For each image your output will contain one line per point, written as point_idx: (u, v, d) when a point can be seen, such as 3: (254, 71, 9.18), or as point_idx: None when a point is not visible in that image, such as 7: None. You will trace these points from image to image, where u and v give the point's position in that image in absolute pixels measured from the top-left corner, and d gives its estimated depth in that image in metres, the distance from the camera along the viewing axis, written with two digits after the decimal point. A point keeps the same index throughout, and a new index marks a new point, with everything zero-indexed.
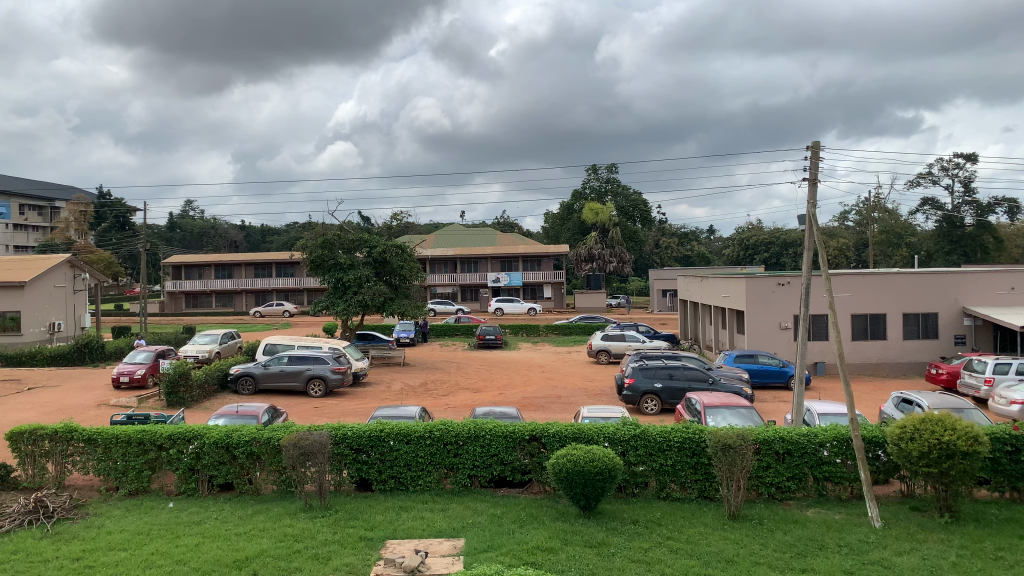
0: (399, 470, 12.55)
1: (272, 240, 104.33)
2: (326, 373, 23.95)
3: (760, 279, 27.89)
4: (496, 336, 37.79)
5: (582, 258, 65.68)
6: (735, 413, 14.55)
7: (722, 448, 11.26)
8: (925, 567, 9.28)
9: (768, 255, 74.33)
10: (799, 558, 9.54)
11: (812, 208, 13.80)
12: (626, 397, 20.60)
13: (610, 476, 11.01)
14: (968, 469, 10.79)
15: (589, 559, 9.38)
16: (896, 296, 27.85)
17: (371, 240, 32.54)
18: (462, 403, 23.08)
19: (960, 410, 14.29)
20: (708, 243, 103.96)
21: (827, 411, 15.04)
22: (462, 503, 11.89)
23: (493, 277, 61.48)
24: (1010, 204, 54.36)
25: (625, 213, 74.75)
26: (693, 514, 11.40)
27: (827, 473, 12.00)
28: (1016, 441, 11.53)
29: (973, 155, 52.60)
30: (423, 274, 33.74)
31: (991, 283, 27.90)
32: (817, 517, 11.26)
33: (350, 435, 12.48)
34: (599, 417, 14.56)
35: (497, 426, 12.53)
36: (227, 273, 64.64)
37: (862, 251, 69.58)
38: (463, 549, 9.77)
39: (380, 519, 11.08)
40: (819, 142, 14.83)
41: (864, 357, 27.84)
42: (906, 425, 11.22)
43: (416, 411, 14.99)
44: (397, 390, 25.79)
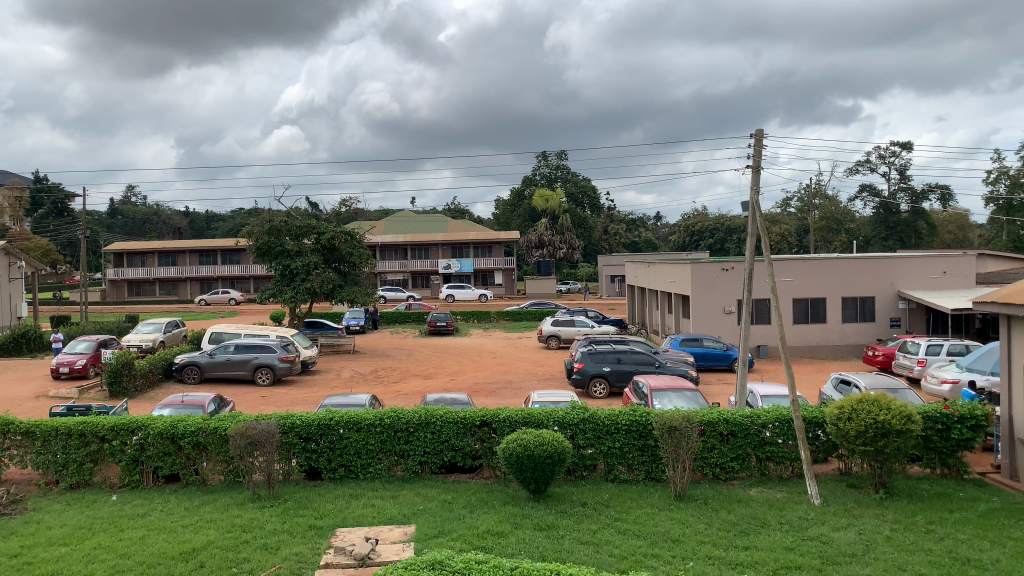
0: (349, 458, 12.50)
1: (218, 227, 102.11)
2: (274, 362, 23.63)
3: (705, 265, 28.35)
4: (448, 323, 37.71)
5: (532, 244, 65.95)
6: (682, 396, 14.81)
7: (668, 430, 11.49)
8: (861, 541, 9.62)
9: (713, 241, 75.61)
10: (743, 536, 9.81)
11: (756, 195, 14.03)
12: (575, 381, 20.82)
13: (559, 459, 11.15)
14: (902, 447, 11.18)
15: (538, 542, 9.50)
16: (836, 280, 28.59)
17: (319, 226, 31.98)
18: (413, 390, 23.03)
19: (895, 389, 14.78)
20: (655, 230, 105.48)
21: (769, 393, 15.39)
22: (413, 489, 11.92)
23: (444, 264, 61.29)
24: (943, 191, 56.08)
25: (575, 199, 75.45)
26: (639, 495, 11.62)
27: (770, 453, 12.32)
28: (946, 419, 12.02)
29: (908, 142, 54.00)
30: (373, 261, 33.41)
31: (925, 268, 28.88)
32: (759, 496, 11.57)
33: (298, 423, 12.38)
34: (548, 401, 14.68)
35: (448, 412, 12.58)
36: (171, 261, 63.12)
37: (803, 236, 70.98)
38: (414, 535, 9.80)
39: (330, 507, 11.04)
40: (763, 130, 15.05)
41: (805, 340, 28.54)
42: (844, 406, 11.58)
43: (367, 399, 14.94)
44: (347, 378, 25.58)
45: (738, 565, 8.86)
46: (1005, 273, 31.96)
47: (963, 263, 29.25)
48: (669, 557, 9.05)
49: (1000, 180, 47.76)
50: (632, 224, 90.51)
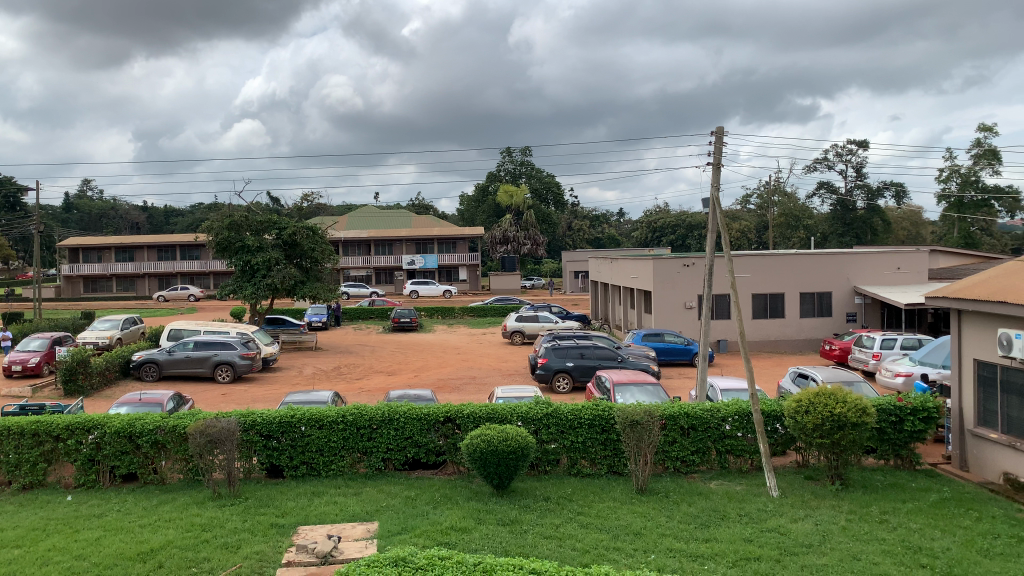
0: (311, 455, 12.39)
1: (177, 222, 100.32)
2: (234, 359, 23.33)
3: (667, 261, 28.62)
4: (412, 319, 37.55)
5: (497, 240, 65.96)
6: (644, 390, 14.95)
7: (630, 424, 11.59)
8: (818, 532, 9.81)
9: (675, 237, 76.34)
10: (703, 529, 9.94)
11: (716, 192, 14.18)
12: (539, 376, 20.88)
13: (523, 455, 11.19)
14: (858, 440, 11.43)
15: (502, 538, 9.51)
16: (794, 276, 29.06)
17: (281, 222, 31.59)
18: (377, 387, 22.91)
19: (851, 383, 15.09)
20: (618, 226, 106.18)
21: (729, 387, 15.60)
22: (375, 486, 11.86)
23: (408, 259, 61.00)
24: (897, 188, 57.25)
25: (539, 196, 75.60)
26: (601, 489, 11.70)
27: (729, 446, 12.51)
28: (900, 411, 12.32)
29: (864, 141, 55.01)
30: (335, 256, 33.11)
31: (880, 264, 29.49)
32: (719, 488, 11.73)
33: (259, 421, 12.23)
34: (512, 397, 14.69)
35: (411, 408, 12.55)
36: (128, 257, 61.88)
37: (762, 233, 71.79)
38: (377, 532, 9.75)
39: (292, 505, 10.95)
40: (723, 128, 15.22)
41: (764, 334, 28.99)
42: (801, 399, 11.78)
43: (330, 396, 14.82)
44: (309, 375, 25.36)
45: (699, 557, 8.98)
46: (956, 269, 32.79)
47: (916, 259, 29.94)
48: (631, 550, 9.14)
49: (952, 178, 48.91)
50: (596, 220, 90.97)
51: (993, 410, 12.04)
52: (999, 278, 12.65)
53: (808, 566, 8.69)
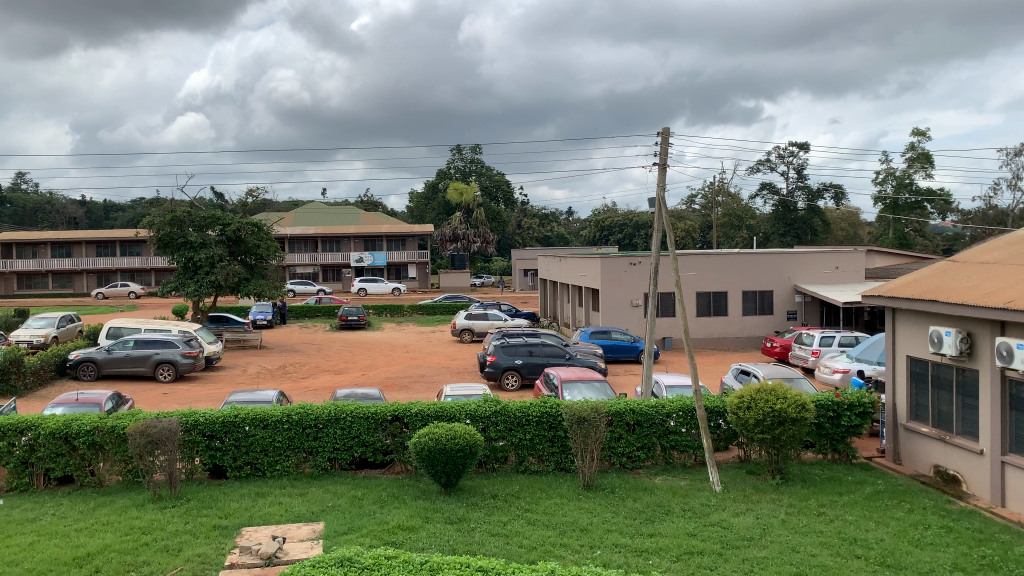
0: (256, 455, 12.20)
1: (117, 217, 97.57)
2: (176, 358, 22.78)
3: (614, 259, 28.90)
4: (359, 317, 37.19)
5: (446, 238, 65.76)
6: (591, 387, 15.09)
7: (577, 421, 11.69)
8: (759, 525, 10.04)
9: (622, 236, 77.11)
10: (648, 524, 10.08)
11: (662, 191, 14.38)
12: (487, 373, 20.90)
13: (470, 452, 11.19)
14: (797, 435, 11.72)
15: (449, 536, 9.49)
16: (737, 275, 29.64)
17: (225, 217, 30.95)
18: (323, 386, 22.64)
19: (791, 379, 15.47)
20: (567, 224, 106.79)
21: (673, 383, 15.84)
22: (321, 486, 11.73)
23: (356, 257, 60.42)
24: (836, 190, 58.80)
25: (489, 194, 75.60)
26: (549, 486, 11.78)
27: (674, 442, 12.71)
28: (837, 407, 12.70)
29: (805, 143, 56.34)
30: (281, 253, 32.60)
31: (819, 263, 30.24)
32: (664, 483, 11.91)
33: (202, 421, 11.99)
34: (460, 394, 14.68)
35: (359, 407, 12.45)
36: (65, 252, 59.97)
37: (707, 232, 73.09)
38: (323, 532, 9.65)
39: (236, 506, 10.76)
40: (669, 128, 15.44)
41: (707, 332, 29.50)
42: (743, 396, 12.03)
43: (274, 395, 14.60)
44: (254, 374, 24.92)
45: (644, 552, 9.10)
46: (891, 269, 33.82)
47: (854, 259, 30.79)
48: (578, 546, 9.22)
49: (887, 181, 50.41)
50: (545, 218, 91.31)
51: (924, 405, 12.48)
52: (930, 277, 13.12)
53: (749, 559, 8.88)
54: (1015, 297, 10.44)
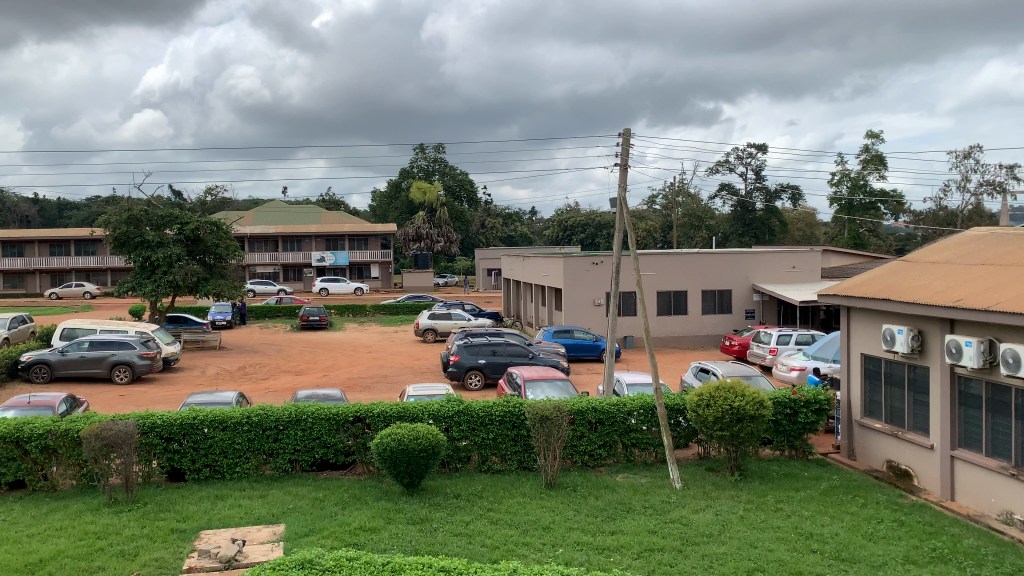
0: (215, 458, 12.03)
1: (71, 216, 95.35)
2: (133, 359, 22.40)
3: (576, 259, 29.03)
4: (321, 317, 36.81)
5: (409, 237, 65.45)
6: (553, 386, 15.15)
7: (540, 419, 11.74)
8: (718, 521, 10.17)
9: (585, 236, 77.48)
10: (609, 521, 10.17)
11: (623, 192, 14.52)
12: (451, 373, 20.85)
13: (433, 453, 11.17)
14: (755, 431, 11.90)
15: (411, 536, 9.48)
16: (697, 274, 29.98)
17: (183, 216, 30.43)
18: (284, 387, 22.38)
19: (749, 377, 15.69)
20: (530, 224, 107.03)
21: (634, 381, 15.98)
22: (282, 488, 11.60)
23: (317, 256, 59.85)
24: (793, 191, 59.78)
25: (452, 193, 75.42)
26: (511, 485, 11.81)
27: (635, 440, 12.83)
28: (794, 404, 12.93)
29: (763, 145, 57.16)
30: (240, 252, 32.14)
31: (776, 263, 30.72)
32: (625, 481, 12.02)
33: (159, 423, 11.79)
34: (423, 394, 14.63)
35: (320, 408, 12.34)
36: (17, 251, 58.48)
37: (668, 232, 73.77)
38: (283, 534, 9.55)
39: (194, 509, 10.60)
40: (630, 130, 15.58)
41: (668, 331, 29.80)
42: (702, 393, 12.19)
43: (234, 396, 14.41)
44: (213, 375, 24.54)
45: (605, 549, 9.17)
46: (846, 268, 34.50)
47: (810, 259, 31.36)
48: (540, 544, 9.26)
49: (843, 182, 51.37)
50: (508, 218, 91.36)
51: (878, 402, 12.76)
52: (883, 276, 13.42)
53: (709, 555, 8.99)
54: (964, 296, 10.72)
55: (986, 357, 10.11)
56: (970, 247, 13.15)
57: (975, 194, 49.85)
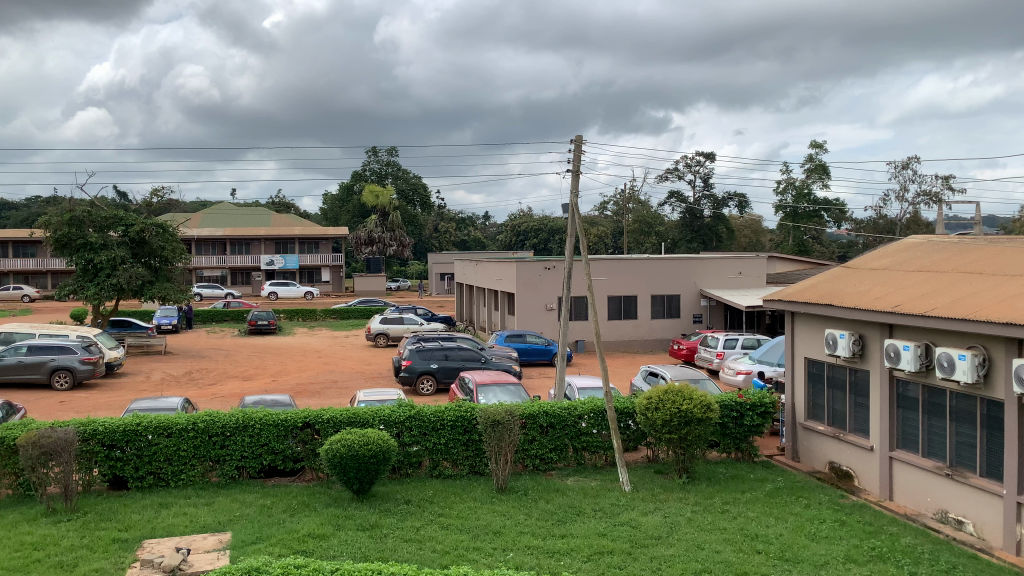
0: (159, 465, 11.77)
1: (11, 216, 92.35)
2: (73, 364, 21.72)
3: (528, 264, 29.13)
4: (270, 322, 36.25)
5: (361, 241, 64.95)
6: (505, 390, 15.18)
7: (491, 424, 11.77)
8: (666, 524, 10.31)
9: (538, 240, 77.80)
10: (560, 525, 10.23)
11: (575, 197, 14.62)
12: (402, 378, 20.72)
13: (384, 458, 11.09)
14: (702, 434, 12.10)
15: (360, 543, 9.39)
16: (646, 279, 30.34)
17: (128, 218, 29.68)
18: (231, 392, 21.99)
19: (697, 380, 15.94)
20: (484, 229, 107.12)
21: (585, 385, 16.11)
22: (229, 496, 11.39)
23: (267, 260, 58.95)
24: (740, 198, 60.92)
25: (405, 197, 75.04)
26: (462, 490, 11.78)
27: (586, 443, 12.94)
28: (740, 407, 13.19)
29: (711, 153, 58.10)
30: (187, 255, 31.45)
31: (724, 268, 31.27)
32: (576, 485, 12.09)
33: (101, 430, 11.48)
34: (374, 400, 14.52)
35: (268, 414, 12.16)
36: None
37: (619, 238, 74.46)
38: (230, 542, 9.39)
39: (137, 518, 10.35)
40: (581, 136, 15.72)
41: (618, 335, 30.10)
42: (651, 397, 12.33)
43: (179, 402, 14.10)
44: (158, 381, 23.96)
45: (555, 553, 9.22)
46: (791, 274, 35.28)
47: (756, 265, 31.98)
48: (490, 549, 9.26)
49: (788, 191, 52.50)
50: (462, 223, 91.22)
51: (820, 404, 13.09)
52: (825, 282, 13.79)
53: (657, 557, 9.11)
54: (902, 301, 11.08)
55: (923, 360, 10.46)
56: (909, 254, 13.59)
57: (913, 204, 51.41)
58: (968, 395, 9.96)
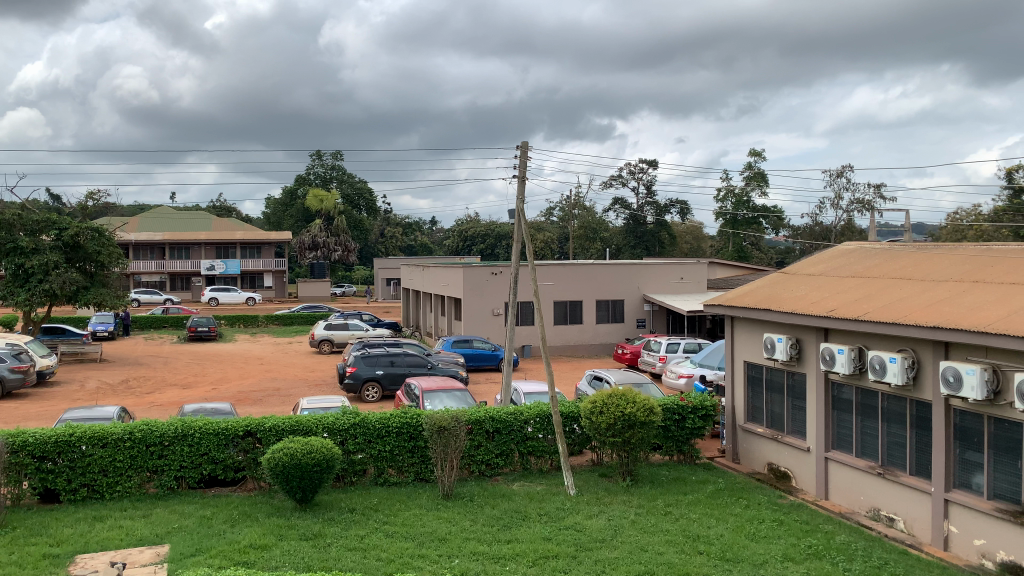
0: (93, 477, 11.41)
1: None
2: (2, 373, 20.95)
3: (475, 269, 29.11)
4: (211, 328, 35.48)
5: (305, 246, 64.00)
6: (452, 396, 15.16)
7: (437, 430, 11.72)
8: (611, 527, 10.41)
9: (484, 246, 77.85)
10: (505, 530, 10.25)
11: (520, 203, 14.71)
12: (347, 385, 20.49)
13: (327, 467, 10.97)
14: (645, 437, 12.26)
15: (303, 553, 9.26)
16: (591, 284, 30.63)
17: (61, 221, 28.78)
18: (170, 401, 21.46)
19: (640, 384, 16.16)
20: (431, 234, 106.73)
21: (531, 390, 16.16)
22: (166, 507, 11.11)
23: (207, 265, 57.72)
24: (682, 205, 61.95)
25: (351, 201, 74.31)
26: (407, 497, 11.69)
27: (531, 448, 12.99)
28: (682, 410, 13.41)
29: (654, 161, 58.92)
30: (125, 260, 30.60)
31: (666, 274, 31.77)
32: (521, 490, 12.12)
33: (31, 441, 11.08)
34: (318, 407, 14.33)
35: (208, 423, 11.89)
36: None
37: (564, 244, 74.93)
38: (167, 555, 9.16)
39: (69, 532, 10.02)
40: (527, 143, 15.82)
41: (564, 340, 30.28)
42: (595, 401, 12.44)
43: (114, 410, 13.72)
44: (92, 389, 23.23)
45: (500, 558, 9.22)
46: (731, 280, 36.00)
47: (697, 270, 32.57)
48: (435, 556, 9.23)
49: (728, 199, 53.58)
50: (408, 228, 90.76)
51: (759, 407, 13.38)
52: (763, 287, 14.13)
53: (601, 560, 9.19)
54: (837, 306, 11.43)
55: (856, 363, 10.79)
56: (842, 261, 14.02)
57: (847, 211, 52.98)
58: (899, 396, 10.31)
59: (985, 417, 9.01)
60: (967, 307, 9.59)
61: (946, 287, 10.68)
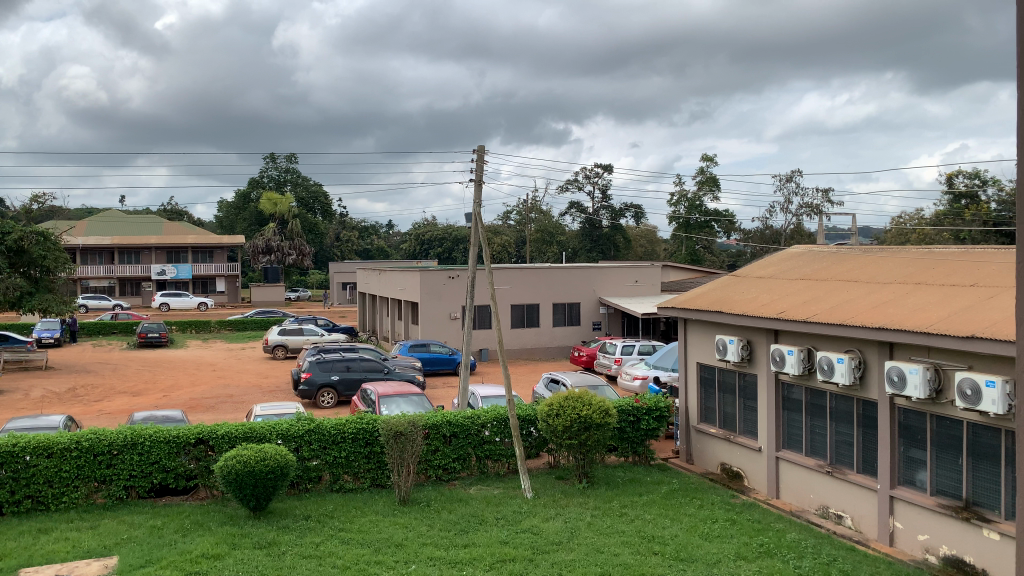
0: (38, 488, 11.10)
1: None
2: None
3: (432, 273, 29.00)
4: (162, 335, 34.74)
5: (259, 250, 63.04)
6: (408, 401, 15.08)
7: (393, 435, 11.66)
8: (567, 529, 10.47)
9: (441, 249, 77.64)
10: (462, 534, 10.24)
11: (477, 206, 14.73)
12: (302, 391, 20.23)
13: (282, 474, 10.83)
14: (601, 439, 12.35)
15: (257, 561, 9.14)
16: (548, 288, 30.77)
17: (4, 225, 27.94)
18: (119, 409, 20.97)
19: (596, 387, 16.27)
20: (387, 237, 106.00)
21: (488, 394, 16.15)
22: (115, 518, 10.85)
23: (158, 269, 56.68)
24: (637, 209, 62.58)
25: (306, 205, 73.47)
26: (363, 504, 11.61)
27: (488, 451, 13.00)
28: (637, 411, 13.55)
29: (609, 165, 59.36)
30: (72, 264, 29.80)
31: (621, 277, 32.06)
32: (478, 493, 12.13)
33: None
34: (271, 414, 14.14)
35: (159, 431, 11.66)
36: None
37: (521, 247, 75.07)
38: (116, 568, 8.95)
39: (13, 546, 9.73)
40: (483, 146, 15.84)
41: (521, 343, 30.35)
42: (552, 404, 12.49)
43: (60, 419, 13.35)
44: (38, 398, 22.58)
45: (457, 563, 9.21)
46: (685, 282, 36.46)
47: (651, 273, 32.94)
48: (392, 562, 9.18)
49: (681, 203, 54.23)
50: (364, 231, 90.09)
51: (712, 408, 13.58)
52: (716, 290, 14.35)
53: (558, 563, 9.23)
54: (787, 307, 11.66)
55: (805, 364, 11.02)
56: (791, 263, 14.33)
57: (796, 215, 54.07)
58: (846, 396, 10.58)
59: (928, 415, 9.28)
60: (910, 308, 9.89)
61: (890, 289, 10.98)
